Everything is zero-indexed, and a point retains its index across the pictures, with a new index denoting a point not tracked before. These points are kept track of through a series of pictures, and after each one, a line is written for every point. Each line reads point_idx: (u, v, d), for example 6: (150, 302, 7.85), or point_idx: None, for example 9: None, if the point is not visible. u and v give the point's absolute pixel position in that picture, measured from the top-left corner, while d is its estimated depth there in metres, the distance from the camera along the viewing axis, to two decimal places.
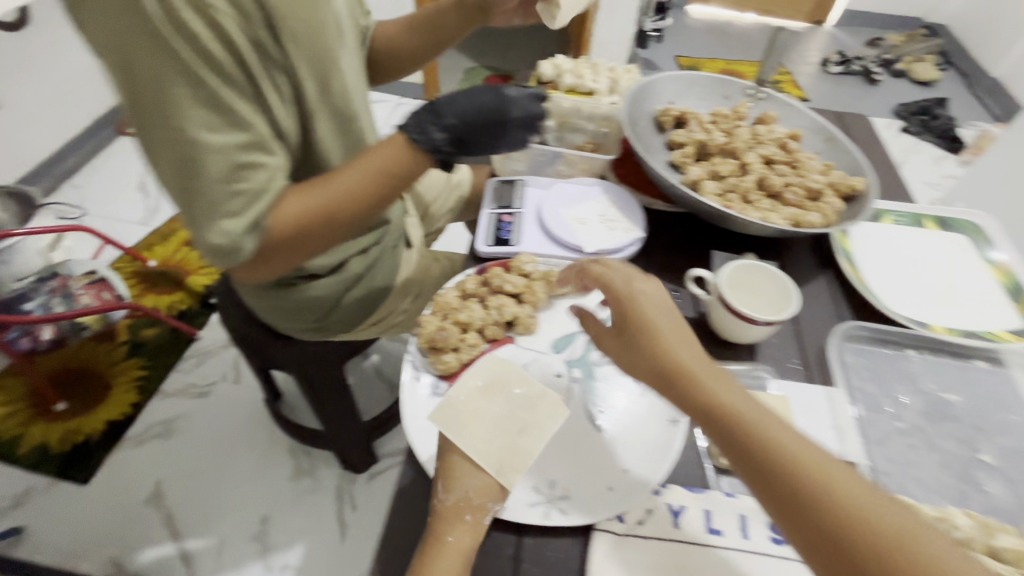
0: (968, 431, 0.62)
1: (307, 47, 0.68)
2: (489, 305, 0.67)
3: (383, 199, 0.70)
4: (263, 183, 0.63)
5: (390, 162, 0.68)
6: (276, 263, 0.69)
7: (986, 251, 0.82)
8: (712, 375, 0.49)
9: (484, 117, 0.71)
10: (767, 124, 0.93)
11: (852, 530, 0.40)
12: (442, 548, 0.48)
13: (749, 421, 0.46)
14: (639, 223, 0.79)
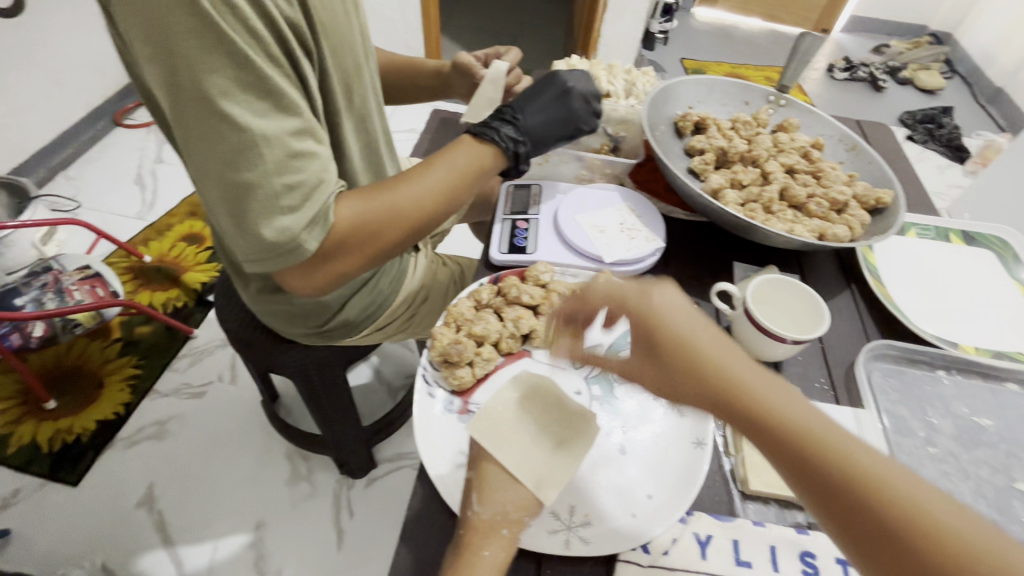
0: (1004, 457, 0.60)
1: (330, 35, 0.65)
2: (506, 317, 0.64)
3: (455, 202, 0.66)
4: (318, 175, 0.56)
5: (467, 163, 0.65)
6: (333, 270, 0.62)
7: (1013, 267, 0.79)
8: (739, 389, 0.41)
9: (552, 113, 0.70)
10: (789, 132, 0.91)
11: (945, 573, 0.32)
12: (478, 561, 0.44)
13: (815, 433, 0.37)
14: (660, 232, 0.75)
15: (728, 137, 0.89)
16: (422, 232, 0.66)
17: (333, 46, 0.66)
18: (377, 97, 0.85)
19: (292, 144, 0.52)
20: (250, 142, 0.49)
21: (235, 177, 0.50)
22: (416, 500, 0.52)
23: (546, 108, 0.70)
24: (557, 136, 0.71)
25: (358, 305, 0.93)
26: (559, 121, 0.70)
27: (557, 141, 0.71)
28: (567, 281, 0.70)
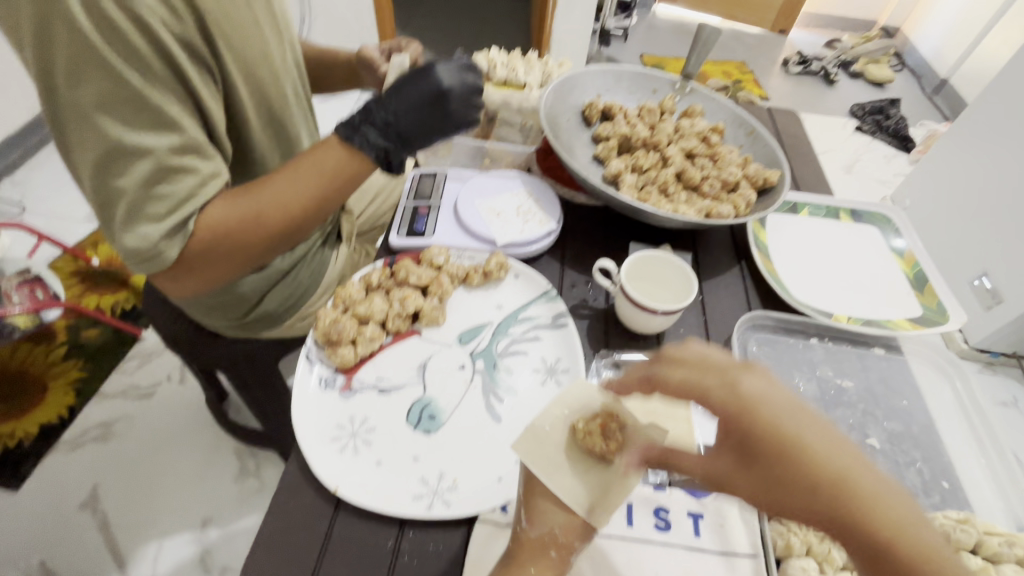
0: (860, 416, 0.64)
1: (239, 52, 0.65)
2: (393, 298, 0.67)
3: (327, 208, 0.64)
4: (192, 189, 0.56)
5: (335, 167, 0.63)
6: (207, 273, 0.62)
7: (893, 242, 0.84)
8: (794, 450, 0.41)
9: (423, 111, 0.66)
10: (692, 117, 0.94)
11: None
12: None
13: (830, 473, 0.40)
14: (554, 215, 0.80)
15: (632, 124, 0.92)
16: (298, 233, 0.65)
17: (244, 59, 0.67)
18: (305, 108, 0.85)
19: (169, 159, 0.54)
20: (120, 153, 0.51)
21: (109, 185, 0.52)
22: (291, 471, 0.55)
23: (415, 104, 0.65)
24: (432, 132, 0.67)
25: (277, 296, 0.94)
26: (432, 117, 0.66)
27: (432, 137, 0.68)
28: (462, 263, 0.73)
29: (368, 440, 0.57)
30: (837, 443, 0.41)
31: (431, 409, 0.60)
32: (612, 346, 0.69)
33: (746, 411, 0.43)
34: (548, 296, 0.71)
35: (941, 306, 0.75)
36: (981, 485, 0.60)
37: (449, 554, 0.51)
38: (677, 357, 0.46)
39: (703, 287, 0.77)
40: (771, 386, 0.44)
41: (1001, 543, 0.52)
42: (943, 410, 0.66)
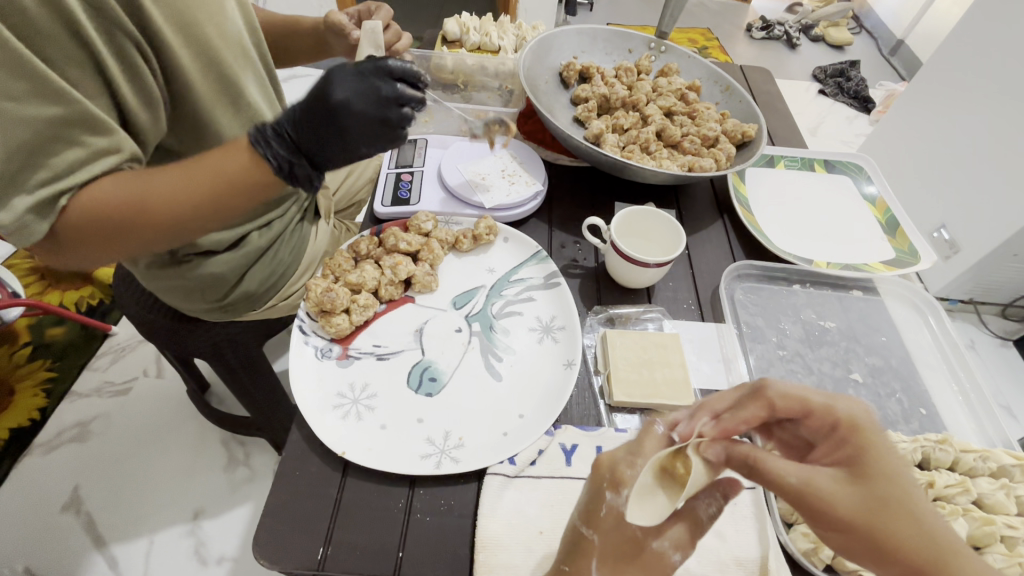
0: (842, 353, 0.67)
1: (169, 12, 0.62)
2: (383, 265, 0.66)
3: (219, 214, 0.56)
4: (79, 162, 0.52)
5: (226, 170, 0.54)
6: (83, 256, 0.56)
7: (866, 190, 0.87)
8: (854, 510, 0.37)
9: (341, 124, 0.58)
10: (669, 76, 0.95)
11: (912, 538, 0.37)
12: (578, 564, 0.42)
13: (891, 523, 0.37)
14: (539, 176, 0.79)
15: (610, 84, 0.92)
16: (189, 236, 0.57)
17: (178, 23, 0.63)
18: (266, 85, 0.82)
19: (50, 129, 0.49)
20: None
21: None
22: (293, 441, 0.54)
23: (321, 105, 0.57)
24: (347, 146, 0.59)
25: (257, 277, 0.91)
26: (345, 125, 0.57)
27: (348, 151, 0.60)
28: (450, 228, 0.72)
29: (370, 406, 0.56)
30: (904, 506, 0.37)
31: (431, 371, 0.60)
32: (604, 302, 0.70)
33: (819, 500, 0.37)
34: (539, 258, 0.71)
35: (912, 249, 0.79)
36: (955, 410, 0.63)
37: (461, 508, 0.52)
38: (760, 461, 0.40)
39: (689, 242, 0.78)
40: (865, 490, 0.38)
41: (977, 459, 0.56)
42: (918, 343, 0.70)
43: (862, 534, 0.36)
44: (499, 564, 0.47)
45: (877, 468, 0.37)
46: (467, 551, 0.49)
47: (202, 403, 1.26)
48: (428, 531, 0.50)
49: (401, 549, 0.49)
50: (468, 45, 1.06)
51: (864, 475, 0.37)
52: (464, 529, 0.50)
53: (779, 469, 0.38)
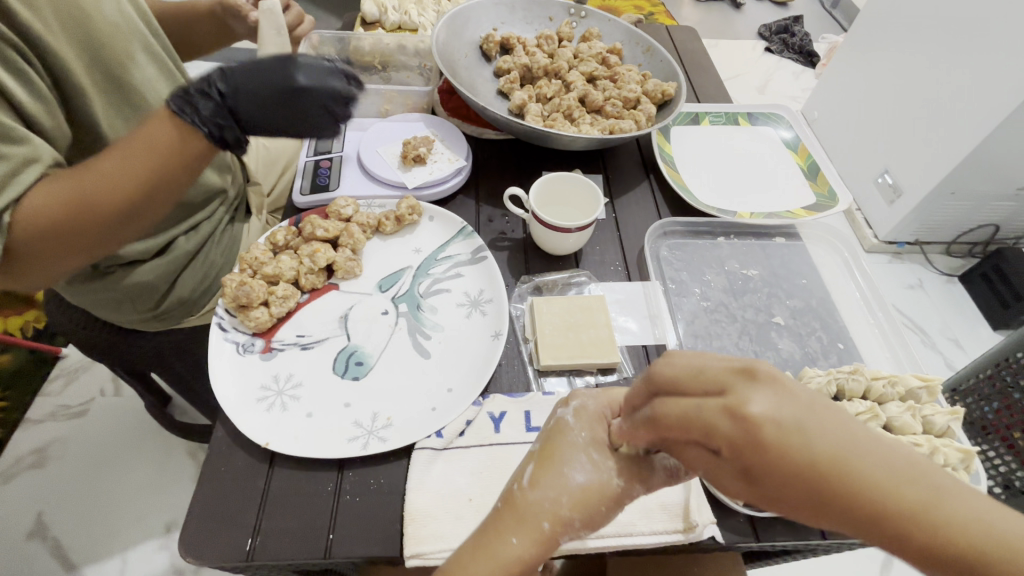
0: (766, 299, 0.69)
1: (47, 11, 0.59)
2: (302, 254, 0.64)
3: (169, 191, 0.55)
4: (5, 176, 0.49)
5: (164, 145, 0.53)
6: (43, 270, 0.55)
7: (787, 139, 0.89)
8: (803, 469, 0.30)
9: (268, 94, 0.58)
10: (590, 41, 0.95)
11: (856, 507, 0.30)
12: (502, 552, 0.41)
13: (835, 473, 0.30)
14: (462, 153, 0.78)
15: (531, 53, 0.91)
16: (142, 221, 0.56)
17: (57, 21, 0.61)
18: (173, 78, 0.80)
19: None
20: None
21: None
22: (218, 437, 0.54)
23: (273, 83, 0.58)
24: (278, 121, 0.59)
25: (190, 282, 0.89)
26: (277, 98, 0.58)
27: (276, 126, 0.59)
28: (372, 212, 0.71)
29: (294, 396, 0.56)
30: (861, 464, 0.30)
31: (358, 355, 0.60)
32: (532, 271, 0.70)
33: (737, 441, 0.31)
34: (465, 233, 0.71)
35: (831, 192, 0.81)
36: (871, 342, 0.66)
37: (392, 486, 0.52)
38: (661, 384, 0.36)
39: (616, 205, 0.78)
40: (822, 437, 0.30)
41: (885, 385, 0.58)
42: (837, 283, 0.72)
43: (747, 465, 0.31)
44: (428, 534, 0.48)
45: (769, 398, 0.31)
46: (398, 527, 0.50)
47: (162, 415, 1.23)
48: (358, 512, 0.50)
49: (331, 531, 0.49)
50: (387, 25, 1.03)
51: (741, 408, 0.31)
52: (394, 504, 0.51)
53: (669, 427, 0.34)
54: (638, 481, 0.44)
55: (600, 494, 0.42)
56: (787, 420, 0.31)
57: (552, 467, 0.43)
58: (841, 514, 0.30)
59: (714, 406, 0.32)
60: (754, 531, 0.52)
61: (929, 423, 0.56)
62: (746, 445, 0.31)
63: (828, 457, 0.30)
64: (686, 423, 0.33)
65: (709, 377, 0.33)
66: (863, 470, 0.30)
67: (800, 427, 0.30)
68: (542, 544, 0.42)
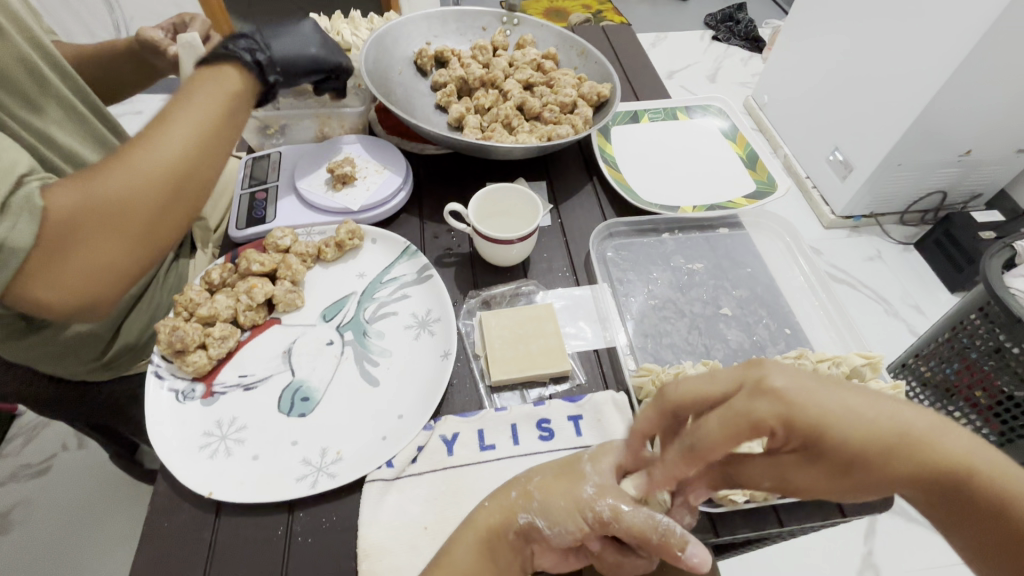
0: (712, 291, 0.70)
1: None
2: (238, 291, 0.62)
3: (217, 153, 0.56)
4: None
5: (216, 102, 0.56)
6: (104, 264, 0.50)
7: (725, 130, 0.90)
8: (835, 428, 0.38)
9: (295, 49, 0.68)
10: (525, 48, 0.95)
11: (900, 452, 0.38)
12: (477, 512, 0.45)
13: (866, 425, 0.38)
14: (400, 170, 0.77)
15: (466, 65, 0.91)
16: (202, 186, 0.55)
17: None
18: (90, 119, 0.76)
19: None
20: None
21: None
22: (161, 491, 0.52)
23: (299, 42, 0.68)
24: (301, 72, 0.69)
25: (135, 326, 0.86)
26: (302, 48, 0.69)
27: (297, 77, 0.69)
28: (312, 240, 0.70)
29: (239, 440, 0.54)
30: (875, 411, 0.39)
31: (303, 391, 0.58)
32: (480, 285, 0.70)
33: (789, 415, 0.38)
34: (409, 253, 0.70)
35: (770, 178, 0.82)
36: (817, 325, 0.67)
37: (344, 523, 0.51)
38: (676, 399, 0.42)
39: (561, 210, 0.79)
40: (835, 396, 0.39)
41: (830, 366, 0.59)
42: (781, 269, 0.73)
43: (803, 435, 0.38)
44: (384, 569, 0.47)
45: (784, 373, 0.39)
46: (353, 563, 0.49)
47: (127, 466, 1.18)
48: (311, 555, 0.49)
49: None
50: None
51: (766, 386, 0.38)
52: (348, 541, 0.50)
53: (714, 441, 0.38)
54: (612, 509, 0.43)
55: (568, 493, 0.44)
56: (807, 390, 0.38)
57: (550, 463, 0.48)
58: (892, 461, 0.38)
59: (742, 400, 0.38)
60: (714, 526, 0.52)
61: None
62: (785, 419, 0.38)
63: (847, 420, 0.38)
64: (733, 432, 0.38)
65: (725, 380, 0.41)
66: (882, 417, 0.39)
67: (823, 393, 0.38)
68: (507, 517, 0.45)
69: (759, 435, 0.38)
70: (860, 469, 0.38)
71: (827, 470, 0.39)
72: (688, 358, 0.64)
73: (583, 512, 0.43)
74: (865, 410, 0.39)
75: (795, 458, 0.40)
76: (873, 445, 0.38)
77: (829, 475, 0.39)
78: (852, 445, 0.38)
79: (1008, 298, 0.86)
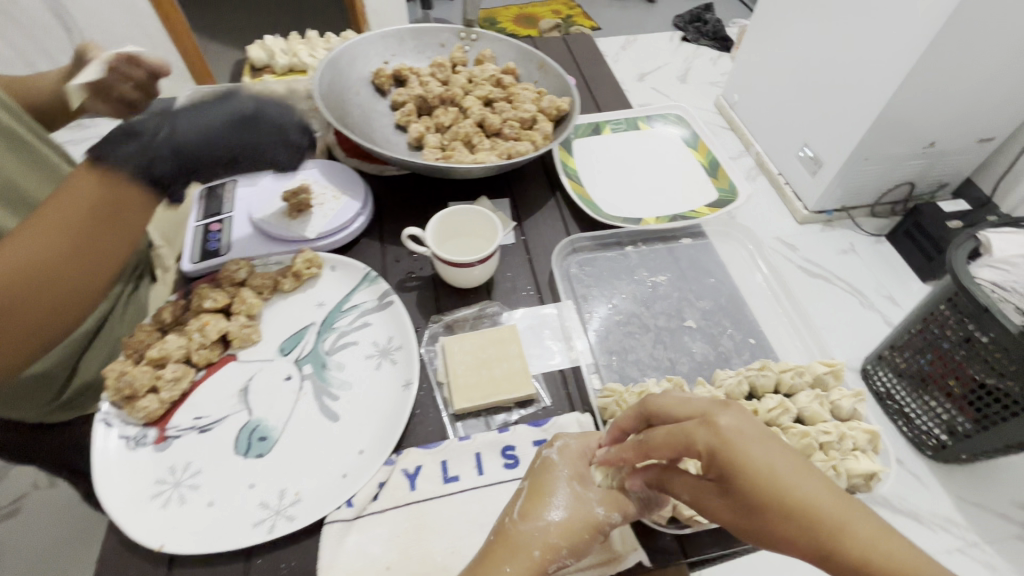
0: (677, 304, 0.70)
1: None
2: (190, 329, 0.61)
3: (103, 254, 0.52)
4: None
5: (94, 199, 0.51)
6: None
7: (687, 138, 0.90)
8: (754, 472, 0.39)
9: (209, 131, 0.58)
10: (484, 64, 0.94)
11: (804, 524, 0.37)
12: (506, 534, 0.46)
13: (777, 483, 0.38)
14: (358, 194, 0.76)
15: (425, 83, 0.90)
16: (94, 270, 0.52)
17: None
18: (33, 153, 0.74)
19: None
20: None
21: None
22: (112, 545, 0.50)
23: (216, 124, 0.58)
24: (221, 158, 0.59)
25: (96, 362, 0.82)
26: (216, 129, 0.58)
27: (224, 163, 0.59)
28: (268, 271, 0.68)
29: (192, 486, 0.52)
30: (801, 481, 0.38)
31: (261, 430, 0.57)
32: (443, 308, 0.69)
33: (714, 447, 0.40)
34: (368, 280, 0.69)
35: (732, 186, 0.82)
36: (781, 333, 0.67)
37: (304, 567, 0.49)
38: (655, 407, 0.46)
39: (524, 227, 0.78)
40: (771, 452, 0.40)
41: (793, 376, 0.59)
42: (745, 278, 0.73)
43: (721, 473, 0.40)
44: None
45: (736, 418, 0.41)
46: None
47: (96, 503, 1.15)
48: None
49: None
50: (278, 69, 1.00)
51: (714, 421, 0.41)
52: None
53: (659, 443, 0.43)
54: (619, 514, 0.48)
55: (585, 521, 0.47)
56: (746, 434, 0.40)
57: (546, 476, 0.50)
58: (790, 527, 0.37)
59: (694, 420, 0.42)
60: (682, 549, 0.51)
61: (837, 407, 0.58)
62: (714, 448, 0.40)
63: (767, 477, 0.38)
64: (671, 441, 0.42)
65: (693, 405, 0.44)
66: (804, 494, 0.38)
67: (761, 448, 0.40)
68: (544, 555, 0.45)
69: (689, 453, 0.42)
70: (758, 520, 0.39)
71: (736, 509, 0.40)
72: (654, 373, 0.64)
73: (602, 526, 0.47)
74: (796, 479, 0.38)
75: (713, 491, 0.42)
76: (785, 502, 0.38)
77: (732, 512, 0.40)
78: (759, 495, 0.39)
79: (974, 289, 0.65)
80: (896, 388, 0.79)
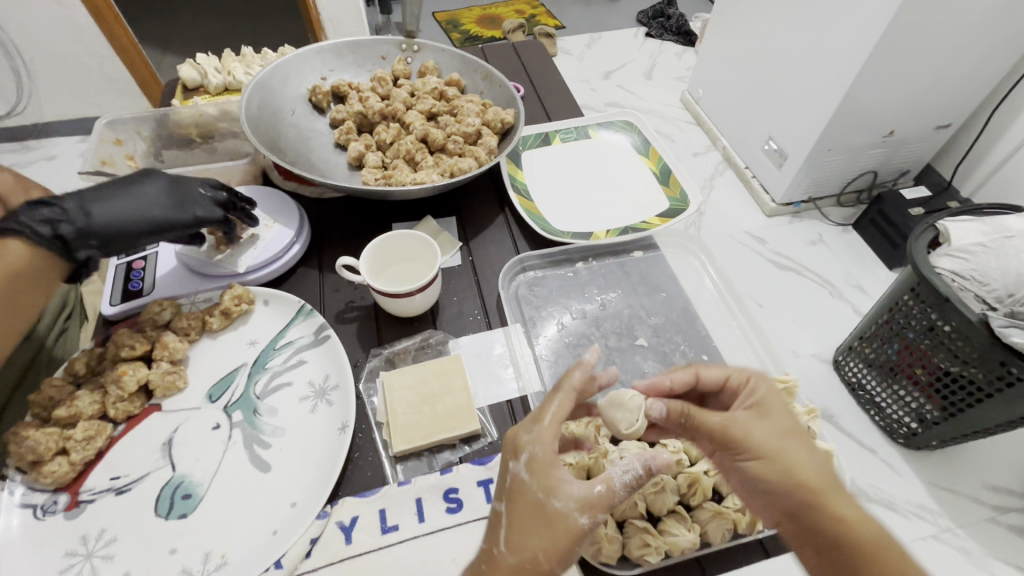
0: (628, 321, 0.68)
1: None
2: (106, 381, 0.56)
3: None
4: None
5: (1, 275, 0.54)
6: None
7: (638, 145, 0.88)
8: (783, 457, 0.44)
9: (127, 208, 0.60)
10: (427, 76, 0.91)
11: (815, 507, 0.41)
12: (496, 559, 0.42)
13: (804, 471, 0.43)
14: (293, 222, 0.72)
15: (364, 99, 0.86)
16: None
17: None
18: None
19: None
20: None
21: None
22: None
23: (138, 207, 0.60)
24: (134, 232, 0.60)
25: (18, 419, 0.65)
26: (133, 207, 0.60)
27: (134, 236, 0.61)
28: (196, 310, 0.64)
29: (107, 556, 0.48)
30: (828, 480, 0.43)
31: (185, 487, 0.53)
32: (385, 340, 0.65)
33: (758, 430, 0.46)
34: (304, 313, 0.65)
35: (683, 194, 0.80)
36: (734, 347, 0.66)
37: None
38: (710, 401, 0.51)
39: (471, 247, 0.75)
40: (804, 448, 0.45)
41: None
42: (697, 291, 0.71)
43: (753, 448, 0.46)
44: None
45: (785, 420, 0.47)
46: None
47: None
48: None
49: None
50: (212, 89, 0.96)
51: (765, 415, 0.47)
52: None
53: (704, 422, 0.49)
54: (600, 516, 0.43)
55: (566, 535, 0.42)
56: (785, 430, 0.46)
57: (529, 486, 0.44)
58: (797, 504, 0.42)
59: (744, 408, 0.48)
60: None
61: None
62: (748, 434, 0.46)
63: (796, 467, 0.43)
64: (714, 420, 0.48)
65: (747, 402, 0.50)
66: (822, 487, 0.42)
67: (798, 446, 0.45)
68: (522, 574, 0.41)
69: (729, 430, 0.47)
70: (774, 494, 0.44)
71: (754, 484, 0.45)
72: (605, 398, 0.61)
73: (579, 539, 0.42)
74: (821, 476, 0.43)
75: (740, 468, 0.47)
76: (802, 483, 0.43)
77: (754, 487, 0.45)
78: (784, 475, 0.44)
79: (933, 278, 0.63)
80: (866, 378, 0.78)
